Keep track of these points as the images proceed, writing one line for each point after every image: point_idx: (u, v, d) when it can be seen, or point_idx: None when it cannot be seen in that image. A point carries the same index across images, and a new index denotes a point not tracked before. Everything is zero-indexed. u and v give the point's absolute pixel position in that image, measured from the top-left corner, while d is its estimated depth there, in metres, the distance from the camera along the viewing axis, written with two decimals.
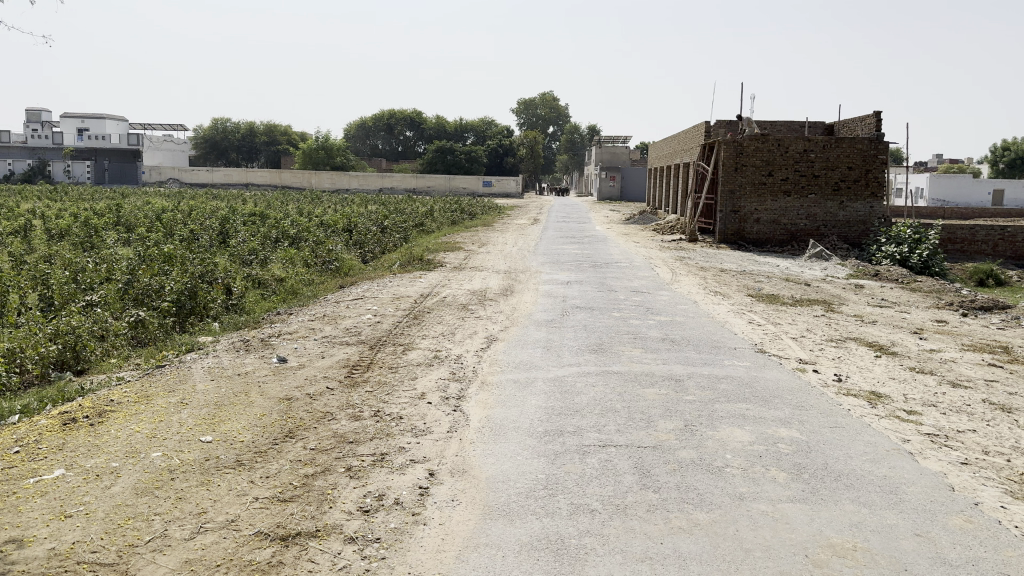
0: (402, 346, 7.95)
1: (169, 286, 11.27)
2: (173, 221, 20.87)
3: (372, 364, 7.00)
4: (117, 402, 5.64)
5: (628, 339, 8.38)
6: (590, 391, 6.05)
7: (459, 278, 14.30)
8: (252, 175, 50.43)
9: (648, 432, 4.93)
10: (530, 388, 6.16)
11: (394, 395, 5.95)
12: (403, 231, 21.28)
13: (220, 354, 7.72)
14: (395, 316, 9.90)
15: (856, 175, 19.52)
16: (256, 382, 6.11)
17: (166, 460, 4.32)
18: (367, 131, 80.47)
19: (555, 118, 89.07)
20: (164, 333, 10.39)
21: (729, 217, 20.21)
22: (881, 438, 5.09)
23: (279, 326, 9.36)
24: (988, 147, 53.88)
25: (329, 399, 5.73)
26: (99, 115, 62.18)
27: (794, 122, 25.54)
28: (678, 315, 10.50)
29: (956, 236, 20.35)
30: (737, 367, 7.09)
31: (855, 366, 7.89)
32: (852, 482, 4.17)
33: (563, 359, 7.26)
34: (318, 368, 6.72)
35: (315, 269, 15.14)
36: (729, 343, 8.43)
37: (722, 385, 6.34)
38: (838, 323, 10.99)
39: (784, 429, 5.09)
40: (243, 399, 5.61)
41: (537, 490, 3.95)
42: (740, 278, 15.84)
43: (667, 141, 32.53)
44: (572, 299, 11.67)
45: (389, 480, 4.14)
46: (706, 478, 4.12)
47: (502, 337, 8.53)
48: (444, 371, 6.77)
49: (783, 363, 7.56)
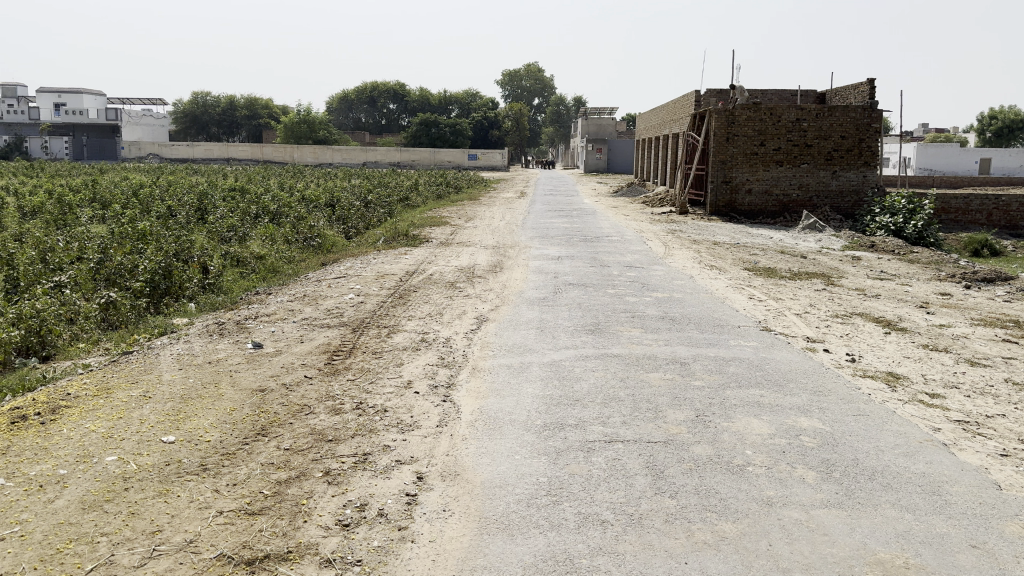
0: (387, 328, 7.47)
1: (142, 265, 10.72)
2: (150, 197, 20.20)
3: (354, 349, 6.52)
4: (75, 394, 5.11)
5: (626, 318, 7.94)
6: (590, 376, 5.61)
7: (446, 254, 13.81)
8: (233, 149, 49.34)
9: (657, 424, 4.49)
10: (525, 374, 5.71)
11: (378, 384, 5.48)
12: (388, 206, 20.69)
13: (191, 338, 7.20)
14: (379, 295, 9.41)
15: (849, 144, 19.13)
16: (227, 372, 5.60)
17: (121, 465, 3.83)
18: (350, 104, 79.22)
19: (540, 89, 87.90)
20: (138, 315, 9.85)
21: (720, 188, 19.72)
22: (910, 428, 4.70)
23: (256, 308, 8.84)
24: (975, 117, 53.60)
25: (308, 390, 5.25)
26: (76, 89, 61.46)
27: (786, 91, 25.03)
28: (676, 291, 10.06)
29: (950, 205, 20.02)
30: (743, 348, 6.66)
31: (864, 345, 7.50)
32: (888, 483, 3.78)
33: (559, 341, 6.82)
34: (295, 354, 6.24)
35: (296, 246, 14.59)
36: (731, 320, 8.01)
37: (731, 368, 5.92)
38: (842, 297, 10.59)
39: (804, 419, 4.69)
40: (213, 391, 5.12)
41: (540, 496, 3.51)
42: (735, 250, 15.44)
43: (656, 111, 31.96)
44: (564, 275, 11.20)
45: (373, 487, 3.69)
46: (727, 479, 3.72)
47: (493, 317, 8.09)
48: (432, 356, 6.31)
49: (791, 342, 7.13)
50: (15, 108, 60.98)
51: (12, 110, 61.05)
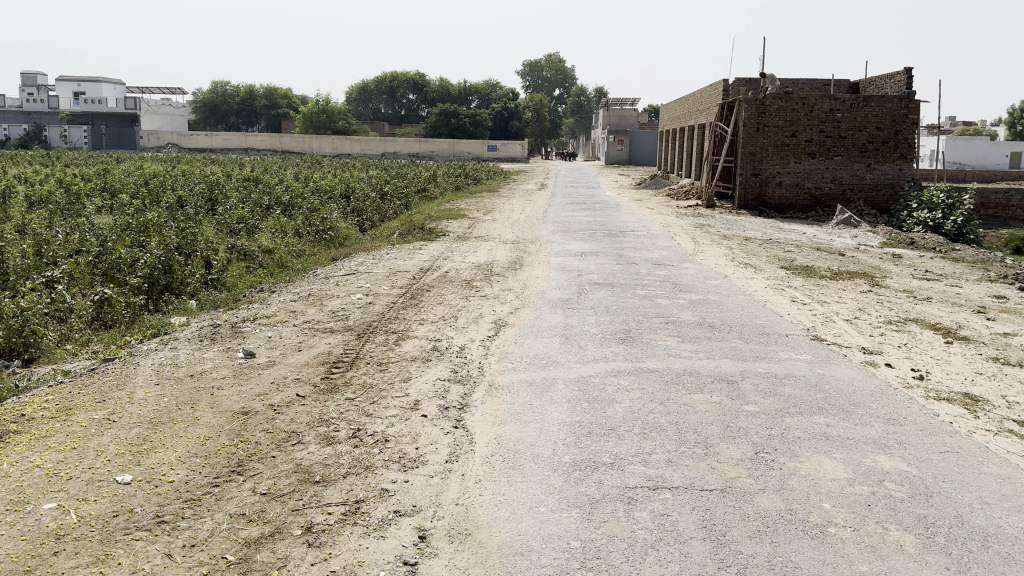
0: (395, 334, 6.74)
1: (140, 259, 10.08)
2: (160, 187, 19.60)
3: (357, 360, 5.79)
4: (29, 416, 4.42)
5: (659, 324, 7.16)
6: (625, 398, 4.84)
7: (463, 249, 13.08)
8: (252, 138, 48.79)
9: (711, 465, 3.74)
10: (550, 394, 4.96)
11: (380, 405, 4.75)
12: (404, 198, 19.95)
13: (180, 345, 6.49)
14: (390, 296, 8.68)
15: (885, 136, 18.16)
16: (209, 390, 4.88)
17: (57, 517, 3.15)
18: (368, 95, 78.63)
19: (559, 80, 86.83)
20: (134, 313, 9.18)
21: (749, 181, 18.82)
22: (1013, 469, 3.91)
23: (256, 308, 8.14)
24: (1006, 110, 52.27)
25: (298, 412, 4.52)
26: (96, 79, 61.41)
27: (817, 80, 24.05)
28: (710, 292, 9.25)
29: (990, 201, 18.99)
30: (795, 363, 5.86)
31: (927, 357, 6.68)
32: (1009, 553, 3.00)
33: (586, 351, 6.07)
34: (290, 367, 5.53)
35: (308, 239, 13.93)
36: (777, 328, 7.21)
37: (787, 388, 5.13)
38: (890, 300, 9.76)
39: (885, 458, 3.93)
40: (188, 414, 4.43)
41: (571, 571, 2.78)
42: (768, 247, 14.60)
43: (680, 102, 31.05)
44: (589, 273, 10.44)
45: (363, 551, 2.96)
46: (806, 547, 2.97)
47: (512, 322, 7.35)
48: (444, 369, 5.57)
49: (846, 356, 6.33)
50: (35, 96, 61.08)
51: (32, 100, 60.99)
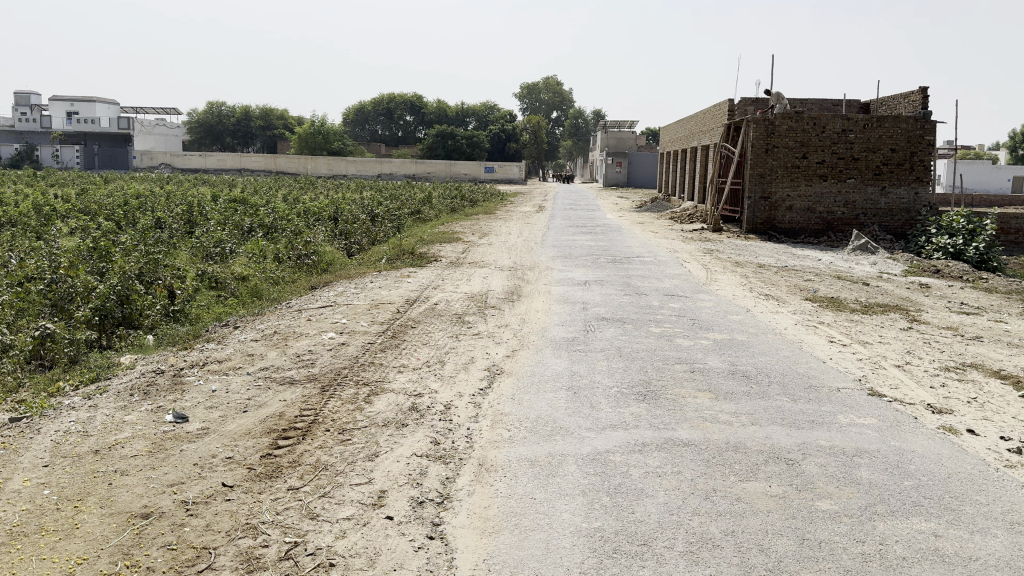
0: (367, 387, 5.54)
1: (95, 287, 8.86)
2: (139, 209, 18.42)
3: (313, 428, 4.58)
4: None
5: (683, 374, 5.97)
6: (659, 490, 3.65)
7: (455, 277, 11.91)
8: (247, 159, 47.55)
9: None
10: (558, 481, 3.78)
11: (331, 498, 3.55)
12: (396, 219, 18.82)
13: (102, 402, 5.27)
14: (368, 335, 7.49)
15: (901, 157, 17.09)
16: (108, 478, 3.68)
17: None
18: (366, 116, 77.70)
19: (559, 103, 86.49)
20: (79, 350, 7.92)
21: (758, 204, 17.75)
22: None
23: (212, 349, 6.92)
24: (1007, 135, 51.78)
25: (219, 514, 3.33)
26: (89, 98, 60.52)
27: (827, 100, 23.09)
28: (734, 331, 8.07)
29: (1011, 226, 17.89)
30: (863, 432, 4.68)
31: (1008, 419, 5.50)
32: None
33: (598, 414, 4.89)
34: (226, 438, 4.31)
35: (288, 264, 12.74)
36: (825, 380, 6.04)
37: (865, 473, 3.96)
38: (936, 341, 8.58)
39: None
40: (66, 519, 3.24)
41: None
42: (785, 275, 13.47)
43: (682, 125, 30.11)
44: (595, 306, 9.28)
45: None
46: None
47: (508, 369, 6.15)
48: (422, 442, 4.36)
49: (920, 420, 5.15)
50: (28, 116, 60.18)
51: (24, 118, 59.91)
